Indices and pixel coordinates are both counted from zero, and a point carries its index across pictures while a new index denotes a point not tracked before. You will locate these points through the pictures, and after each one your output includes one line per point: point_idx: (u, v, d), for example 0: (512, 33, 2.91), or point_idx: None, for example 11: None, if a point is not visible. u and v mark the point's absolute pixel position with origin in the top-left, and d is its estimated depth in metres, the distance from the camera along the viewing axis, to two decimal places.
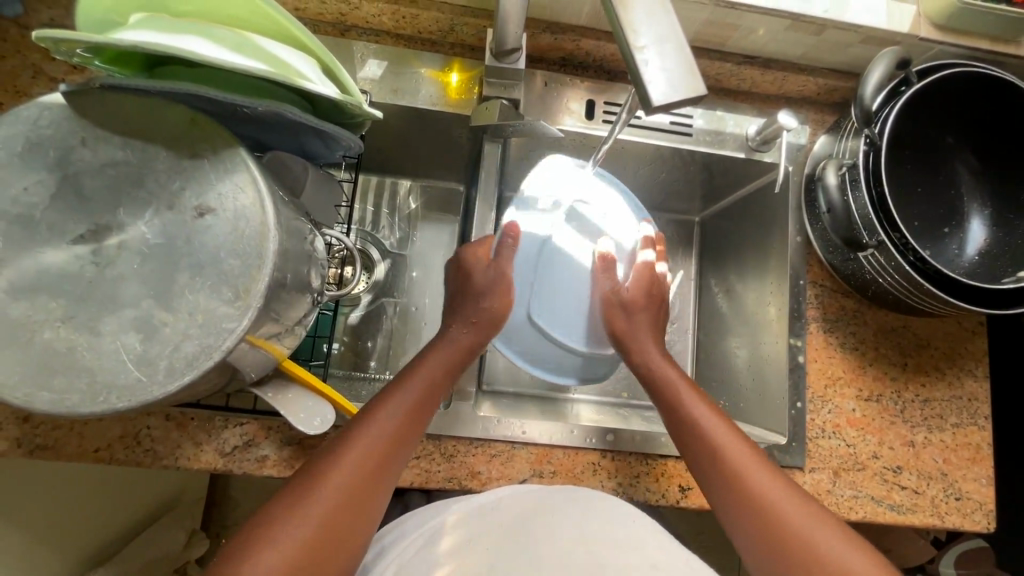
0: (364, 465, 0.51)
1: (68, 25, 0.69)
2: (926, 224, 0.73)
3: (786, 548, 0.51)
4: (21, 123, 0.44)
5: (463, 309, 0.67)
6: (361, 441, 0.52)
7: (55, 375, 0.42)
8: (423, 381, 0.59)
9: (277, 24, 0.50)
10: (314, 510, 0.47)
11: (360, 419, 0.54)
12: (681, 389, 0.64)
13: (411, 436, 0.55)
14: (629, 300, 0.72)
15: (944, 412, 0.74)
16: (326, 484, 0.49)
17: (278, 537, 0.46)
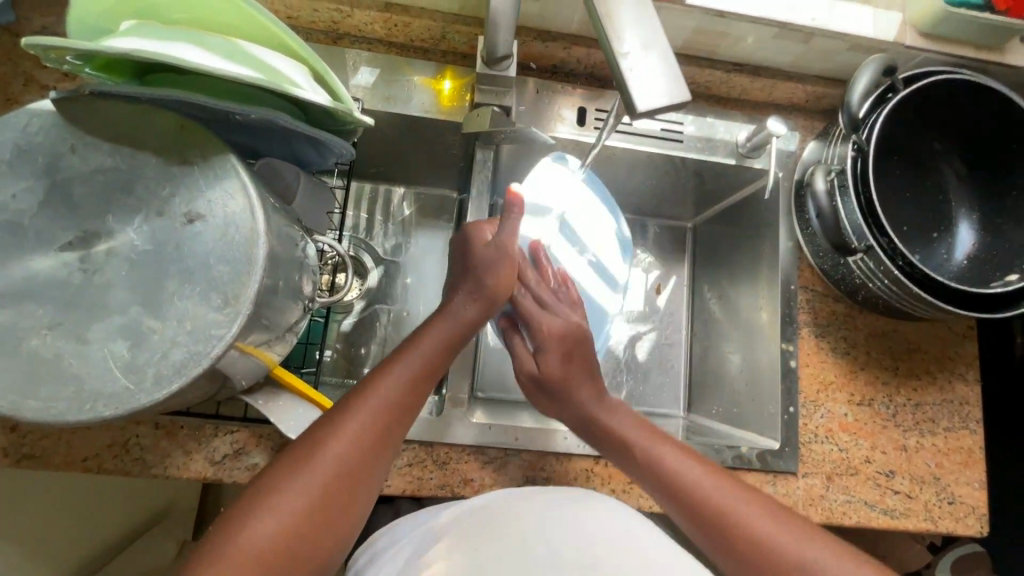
0: (358, 429, 0.50)
1: (60, 32, 0.69)
2: (915, 229, 0.74)
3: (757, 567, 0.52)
4: (11, 130, 0.44)
5: (467, 284, 0.64)
6: (357, 405, 0.52)
7: (42, 383, 0.41)
8: (421, 343, 0.58)
9: (268, 33, 0.50)
10: (311, 474, 0.47)
11: (356, 388, 0.54)
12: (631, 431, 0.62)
13: (414, 403, 0.55)
14: (546, 380, 0.65)
15: (935, 416, 0.74)
16: (321, 447, 0.49)
17: (276, 501, 0.46)
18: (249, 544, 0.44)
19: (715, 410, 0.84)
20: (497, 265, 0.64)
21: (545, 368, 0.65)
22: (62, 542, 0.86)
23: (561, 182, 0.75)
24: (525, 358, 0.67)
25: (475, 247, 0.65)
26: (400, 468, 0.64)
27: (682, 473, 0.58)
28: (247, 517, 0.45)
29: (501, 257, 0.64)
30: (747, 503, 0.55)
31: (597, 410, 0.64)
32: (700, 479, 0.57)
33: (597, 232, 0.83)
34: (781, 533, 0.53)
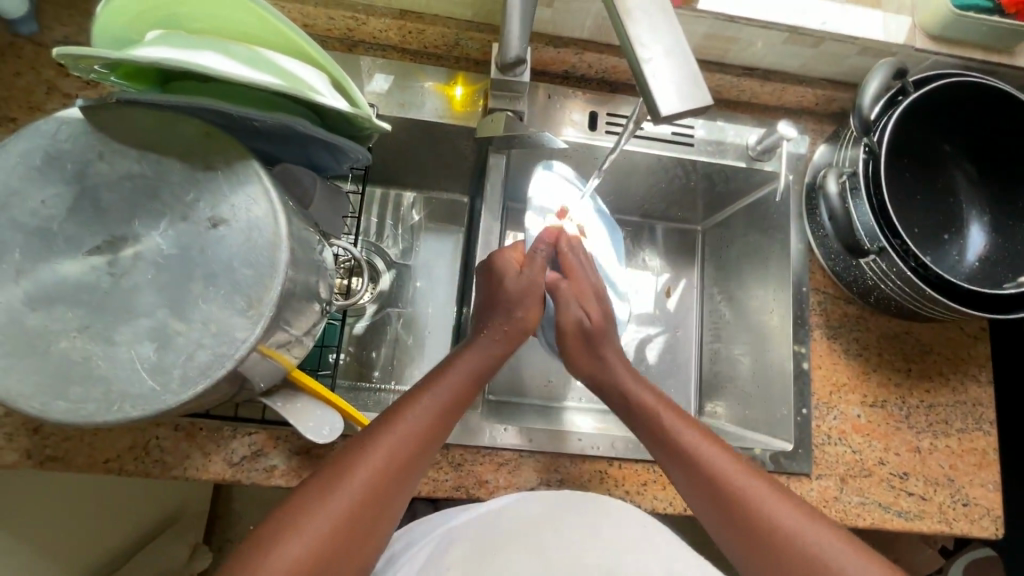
0: (390, 452, 0.51)
1: (82, 41, 0.71)
2: (926, 231, 0.74)
3: (772, 549, 0.51)
4: (40, 137, 0.45)
5: (496, 317, 0.65)
6: (383, 435, 0.52)
7: (71, 384, 0.42)
8: (447, 373, 0.59)
9: (288, 41, 0.51)
10: (342, 495, 0.48)
11: (386, 413, 0.55)
12: (657, 405, 0.64)
13: (439, 435, 0.56)
14: (594, 331, 0.69)
15: (948, 418, 0.74)
16: (354, 467, 0.50)
17: (308, 519, 0.46)
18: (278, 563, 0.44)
19: (727, 412, 0.84)
20: (526, 297, 0.66)
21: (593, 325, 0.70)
22: (78, 544, 0.87)
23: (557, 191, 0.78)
24: (570, 310, 0.69)
25: (505, 280, 0.66)
26: None
27: (703, 456, 0.58)
28: (270, 548, 0.45)
29: (531, 286, 0.67)
30: (765, 487, 0.55)
31: (631, 385, 0.66)
32: (720, 457, 0.58)
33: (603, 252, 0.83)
34: (799, 524, 0.52)
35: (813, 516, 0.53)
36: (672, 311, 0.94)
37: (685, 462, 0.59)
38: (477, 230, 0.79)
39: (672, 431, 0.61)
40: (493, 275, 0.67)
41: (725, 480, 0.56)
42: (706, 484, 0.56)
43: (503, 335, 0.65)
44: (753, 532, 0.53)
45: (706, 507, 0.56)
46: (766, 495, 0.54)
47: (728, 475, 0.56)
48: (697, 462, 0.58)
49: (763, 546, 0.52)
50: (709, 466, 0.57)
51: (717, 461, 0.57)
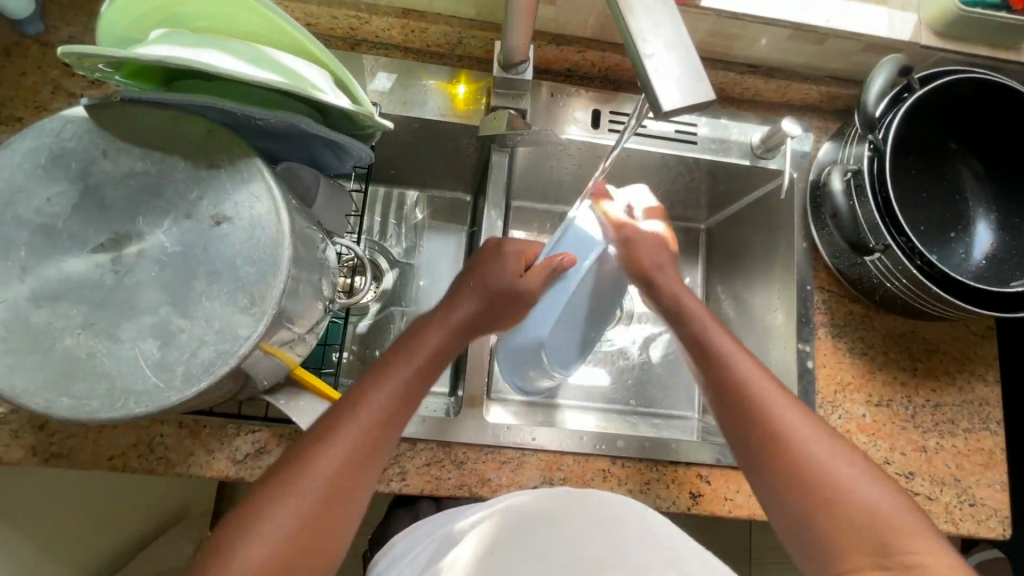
0: (356, 439, 0.50)
1: (87, 41, 0.71)
2: (932, 228, 0.73)
3: (788, 466, 0.52)
4: (46, 136, 0.45)
5: (477, 299, 0.62)
6: (344, 423, 0.50)
7: (76, 381, 0.42)
8: (412, 349, 0.57)
9: (289, 38, 0.51)
10: (309, 483, 0.47)
11: (346, 395, 0.53)
12: (704, 317, 0.64)
13: (403, 415, 0.54)
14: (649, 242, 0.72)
15: (955, 417, 0.74)
16: (319, 456, 0.48)
17: (275, 511, 0.46)
18: (253, 555, 0.44)
19: None
20: (513, 296, 0.63)
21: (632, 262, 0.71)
22: (83, 542, 0.87)
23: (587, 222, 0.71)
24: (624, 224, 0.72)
25: (501, 274, 0.63)
26: (418, 468, 0.65)
27: (731, 364, 0.59)
28: (235, 546, 0.44)
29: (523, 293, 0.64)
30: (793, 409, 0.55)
31: (683, 296, 0.67)
32: (756, 375, 0.58)
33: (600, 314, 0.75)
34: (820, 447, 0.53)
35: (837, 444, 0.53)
36: None
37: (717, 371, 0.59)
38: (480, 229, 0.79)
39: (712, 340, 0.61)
40: (494, 265, 0.64)
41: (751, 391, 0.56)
42: (733, 394, 0.57)
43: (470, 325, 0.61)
44: (769, 444, 0.54)
45: (725, 411, 0.58)
46: (785, 410, 0.55)
47: (759, 388, 0.57)
48: (729, 372, 0.58)
49: (776, 457, 0.53)
50: (736, 376, 0.58)
51: (753, 376, 0.58)
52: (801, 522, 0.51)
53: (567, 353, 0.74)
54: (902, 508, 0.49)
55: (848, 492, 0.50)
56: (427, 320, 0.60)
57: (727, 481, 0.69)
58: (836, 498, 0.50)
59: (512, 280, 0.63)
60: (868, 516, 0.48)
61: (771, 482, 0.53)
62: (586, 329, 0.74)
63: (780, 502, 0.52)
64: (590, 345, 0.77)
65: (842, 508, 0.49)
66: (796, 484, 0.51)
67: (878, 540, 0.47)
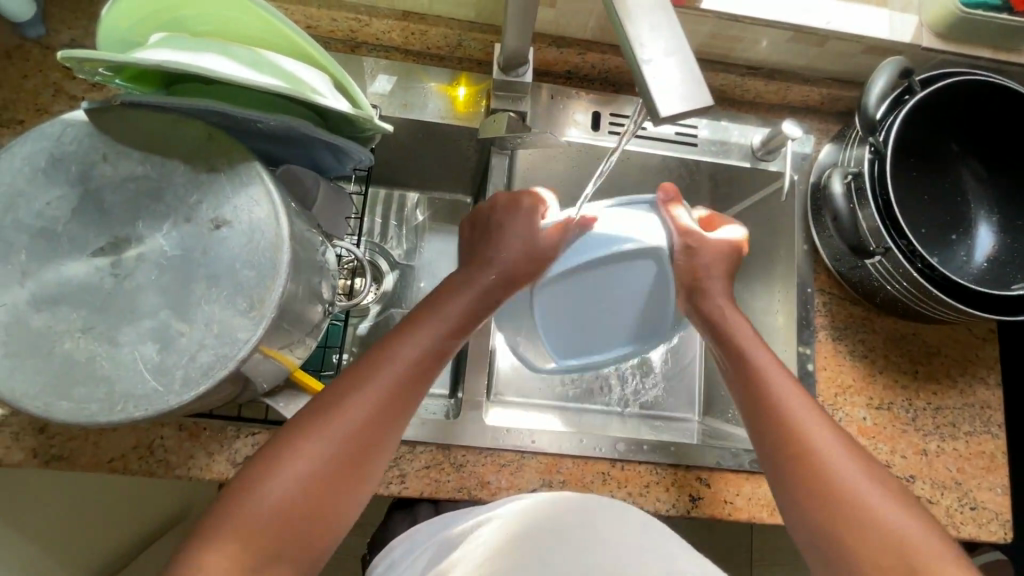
0: (379, 398, 0.52)
1: (88, 44, 0.71)
2: (934, 230, 0.73)
3: (810, 479, 0.52)
4: (46, 139, 0.46)
5: (501, 250, 0.67)
6: (364, 384, 0.52)
7: (76, 384, 0.42)
8: (433, 321, 0.59)
9: (289, 41, 0.51)
10: (332, 433, 0.49)
11: (367, 357, 0.55)
12: (741, 332, 0.65)
13: (422, 385, 0.55)
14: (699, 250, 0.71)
15: (956, 420, 0.73)
16: (338, 417, 0.50)
17: (273, 477, 0.46)
18: (252, 518, 0.44)
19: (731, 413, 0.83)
20: (533, 249, 0.68)
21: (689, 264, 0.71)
22: (84, 543, 0.87)
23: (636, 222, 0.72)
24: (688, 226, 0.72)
25: (525, 225, 0.68)
26: (418, 470, 0.65)
27: (753, 355, 0.62)
28: (252, 489, 0.46)
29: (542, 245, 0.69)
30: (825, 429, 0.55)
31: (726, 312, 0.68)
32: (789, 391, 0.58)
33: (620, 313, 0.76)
34: (847, 467, 0.52)
35: (868, 469, 0.52)
36: None
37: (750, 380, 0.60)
38: None
39: (747, 353, 0.62)
40: (518, 219, 0.69)
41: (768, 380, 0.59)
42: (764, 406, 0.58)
43: (481, 298, 0.64)
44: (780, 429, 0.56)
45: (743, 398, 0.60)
46: (797, 399, 0.57)
47: (790, 403, 0.57)
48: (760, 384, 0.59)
49: (790, 440, 0.55)
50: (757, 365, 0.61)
51: (787, 393, 0.58)
52: (807, 507, 0.51)
53: (561, 330, 0.75)
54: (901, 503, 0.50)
55: (872, 514, 0.49)
56: (443, 291, 0.63)
57: (727, 484, 0.69)
58: (856, 517, 0.49)
59: (535, 234, 0.68)
60: (870, 507, 0.49)
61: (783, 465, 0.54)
62: (591, 312, 0.75)
63: (799, 514, 0.52)
64: (590, 333, 0.76)
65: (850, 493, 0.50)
66: (805, 475, 0.52)
67: (887, 543, 0.47)
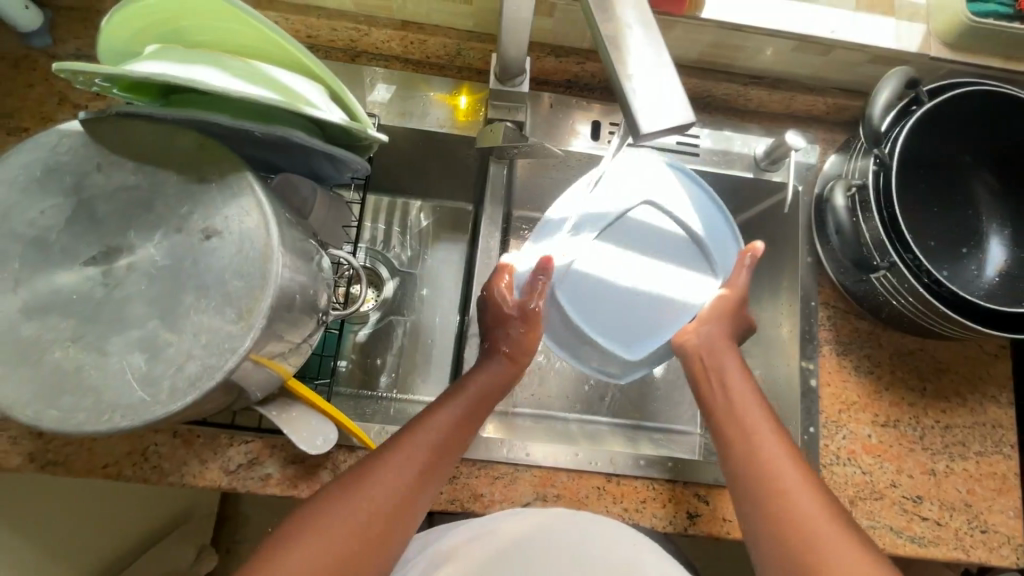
0: (372, 508, 0.48)
1: (93, 54, 0.73)
2: (944, 244, 0.71)
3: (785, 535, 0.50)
4: (42, 149, 0.46)
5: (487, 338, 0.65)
6: (357, 491, 0.49)
7: (63, 393, 0.42)
8: (432, 422, 0.55)
9: (283, 50, 0.51)
10: (320, 546, 0.46)
11: (364, 462, 0.51)
12: (733, 374, 0.62)
13: (420, 492, 0.51)
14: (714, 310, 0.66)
15: (966, 440, 0.71)
16: (326, 527, 0.47)
17: (300, 549, 0.45)
18: None
19: None
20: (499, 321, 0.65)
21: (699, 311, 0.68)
22: (86, 545, 0.88)
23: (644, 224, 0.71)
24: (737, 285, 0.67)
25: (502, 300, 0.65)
26: None
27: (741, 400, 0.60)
28: None
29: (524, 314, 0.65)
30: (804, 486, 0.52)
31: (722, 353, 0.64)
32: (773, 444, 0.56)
33: (631, 323, 0.69)
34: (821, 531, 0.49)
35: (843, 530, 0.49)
36: None
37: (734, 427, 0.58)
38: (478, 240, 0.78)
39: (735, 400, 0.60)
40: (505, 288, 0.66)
41: (735, 408, 0.59)
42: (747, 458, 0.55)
43: (494, 385, 0.62)
44: (752, 465, 0.55)
45: (720, 426, 0.59)
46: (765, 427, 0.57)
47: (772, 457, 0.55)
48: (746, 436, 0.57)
49: (758, 472, 0.54)
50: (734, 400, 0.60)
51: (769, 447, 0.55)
52: (769, 550, 0.50)
53: (603, 285, 0.70)
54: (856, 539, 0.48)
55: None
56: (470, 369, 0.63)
57: (726, 502, 0.67)
58: None
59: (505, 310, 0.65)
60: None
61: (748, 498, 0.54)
62: (605, 296, 0.69)
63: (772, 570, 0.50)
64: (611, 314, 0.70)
65: (809, 528, 0.49)
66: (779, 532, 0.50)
67: None
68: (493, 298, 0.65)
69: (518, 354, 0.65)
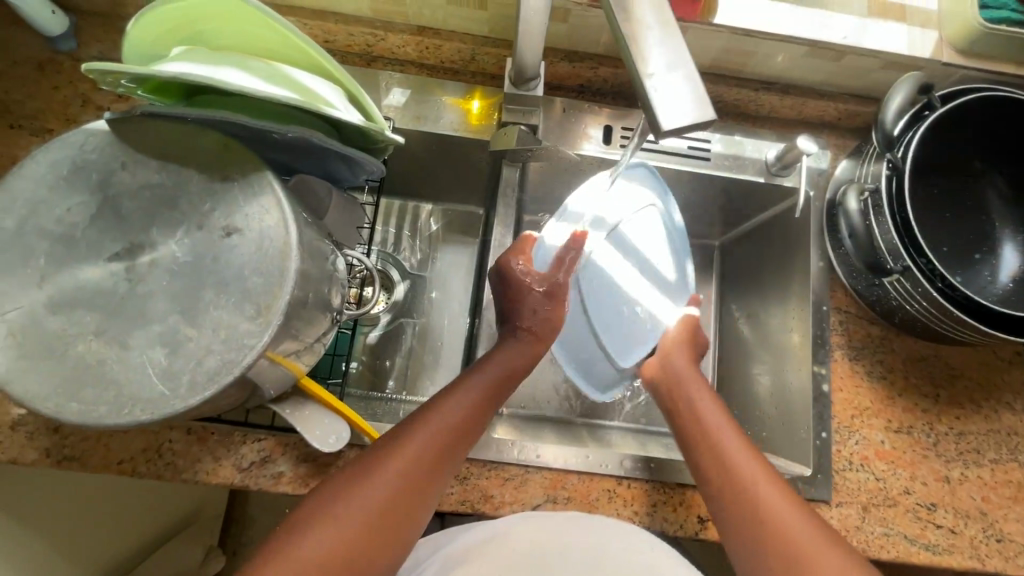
0: (392, 486, 0.49)
1: (116, 57, 0.74)
2: (958, 250, 0.71)
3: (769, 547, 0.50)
4: (69, 147, 0.47)
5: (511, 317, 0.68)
6: (377, 470, 0.49)
7: (86, 387, 0.43)
8: (450, 404, 0.56)
9: (305, 54, 0.52)
10: (341, 524, 0.46)
11: (383, 441, 0.52)
12: (702, 399, 0.65)
13: (439, 472, 0.52)
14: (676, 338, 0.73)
15: (980, 447, 0.71)
16: (347, 505, 0.47)
17: (322, 525, 0.46)
18: None
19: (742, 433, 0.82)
20: (519, 294, 0.68)
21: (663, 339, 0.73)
22: (96, 544, 0.89)
23: (643, 233, 0.74)
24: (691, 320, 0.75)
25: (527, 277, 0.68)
26: None
27: (708, 419, 0.62)
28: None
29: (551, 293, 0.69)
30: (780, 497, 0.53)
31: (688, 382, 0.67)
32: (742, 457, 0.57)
33: (616, 334, 0.75)
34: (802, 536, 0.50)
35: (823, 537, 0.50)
36: None
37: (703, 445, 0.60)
38: (489, 242, 0.79)
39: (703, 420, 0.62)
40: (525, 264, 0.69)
41: (703, 427, 0.61)
42: (721, 474, 0.56)
43: (511, 370, 0.64)
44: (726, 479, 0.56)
45: (692, 447, 0.61)
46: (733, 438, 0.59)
47: (741, 469, 0.56)
48: (716, 452, 0.58)
49: (734, 485, 0.55)
50: (701, 419, 0.62)
51: (740, 461, 0.56)
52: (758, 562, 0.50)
53: (606, 290, 0.74)
54: (823, 534, 0.50)
55: None
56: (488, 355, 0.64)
57: None
58: None
59: (529, 288, 0.68)
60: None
61: (723, 513, 0.55)
62: (605, 301, 0.74)
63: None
64: (605, 323, 0.74)
65: (788, 535, 0.50)
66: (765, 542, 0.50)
67: None
68: (516, 274, 0.68)
69: (544, 330, 0.69)
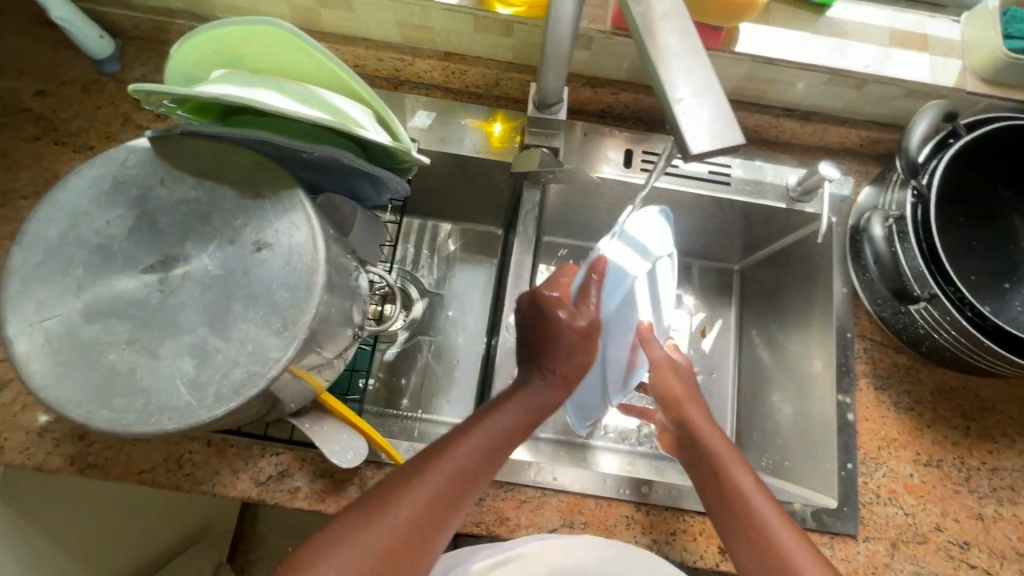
0: (415, 514, 0.49)
1: (156, 78, 0.78)
2: (986, 279, 0.69)
3: None
4: (112, 163, 0.49)
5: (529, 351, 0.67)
6: (402, 497, 0.49)
7: (116, 395, 0.44)
8: (474, 431, 0.56)
9: (338, 79, 0.54)
10: (363, 552, 0.46)
11: (407, 467, 0.52)
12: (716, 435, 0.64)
13: (461, 499, 0.52)
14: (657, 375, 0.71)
15: (1015, 483, 0.68)
16: (370, 532, 0.47)
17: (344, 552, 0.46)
18: None
19: (763, 462, 0.80)
20: (538, 322, 0.67)
21: (665, 387, 0.70)
22: (110, 554, 0.89)
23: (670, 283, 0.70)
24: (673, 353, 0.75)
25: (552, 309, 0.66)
26: None
27: (721, 456, 0.61)
28: None
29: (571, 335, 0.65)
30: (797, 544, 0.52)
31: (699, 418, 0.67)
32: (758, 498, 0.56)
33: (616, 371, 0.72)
34: None
35: None
36: (708, 352, 0.90)
37: (717, 483, 0.59)
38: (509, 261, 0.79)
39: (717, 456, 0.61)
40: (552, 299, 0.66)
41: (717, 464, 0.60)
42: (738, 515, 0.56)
43: (536, 401, 0.63)
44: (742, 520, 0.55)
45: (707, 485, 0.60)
46: (743, 475, 0.59)
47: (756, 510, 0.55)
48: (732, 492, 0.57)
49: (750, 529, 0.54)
50: (714, 455, 0.62)
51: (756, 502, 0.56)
52: None
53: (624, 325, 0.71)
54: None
55: None
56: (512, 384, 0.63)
57: None
58: None
59: (556, 322, 0.65)
60: None
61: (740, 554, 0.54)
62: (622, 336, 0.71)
63: None
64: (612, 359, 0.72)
65: None
66: None
67: None
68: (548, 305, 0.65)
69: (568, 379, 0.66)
